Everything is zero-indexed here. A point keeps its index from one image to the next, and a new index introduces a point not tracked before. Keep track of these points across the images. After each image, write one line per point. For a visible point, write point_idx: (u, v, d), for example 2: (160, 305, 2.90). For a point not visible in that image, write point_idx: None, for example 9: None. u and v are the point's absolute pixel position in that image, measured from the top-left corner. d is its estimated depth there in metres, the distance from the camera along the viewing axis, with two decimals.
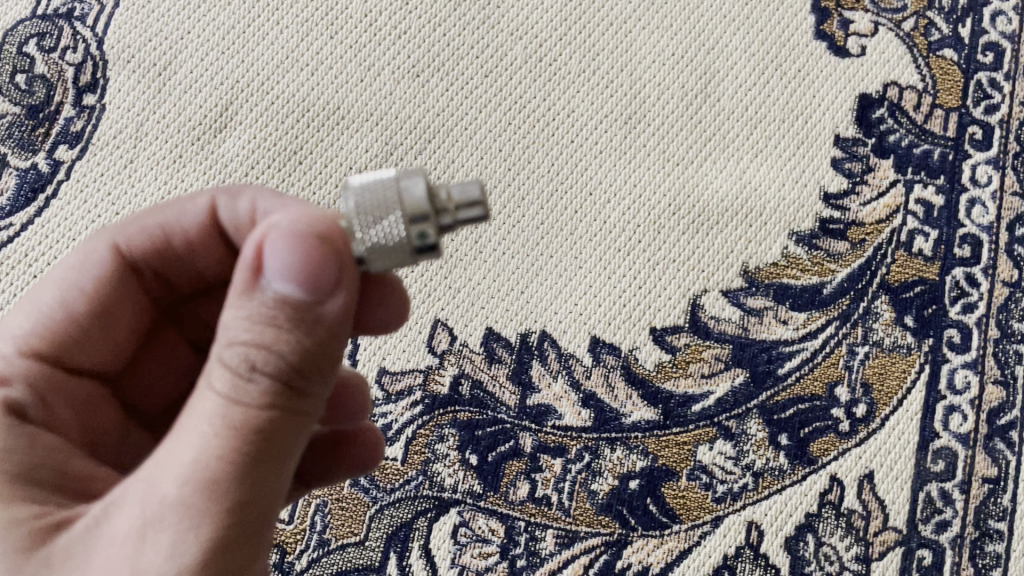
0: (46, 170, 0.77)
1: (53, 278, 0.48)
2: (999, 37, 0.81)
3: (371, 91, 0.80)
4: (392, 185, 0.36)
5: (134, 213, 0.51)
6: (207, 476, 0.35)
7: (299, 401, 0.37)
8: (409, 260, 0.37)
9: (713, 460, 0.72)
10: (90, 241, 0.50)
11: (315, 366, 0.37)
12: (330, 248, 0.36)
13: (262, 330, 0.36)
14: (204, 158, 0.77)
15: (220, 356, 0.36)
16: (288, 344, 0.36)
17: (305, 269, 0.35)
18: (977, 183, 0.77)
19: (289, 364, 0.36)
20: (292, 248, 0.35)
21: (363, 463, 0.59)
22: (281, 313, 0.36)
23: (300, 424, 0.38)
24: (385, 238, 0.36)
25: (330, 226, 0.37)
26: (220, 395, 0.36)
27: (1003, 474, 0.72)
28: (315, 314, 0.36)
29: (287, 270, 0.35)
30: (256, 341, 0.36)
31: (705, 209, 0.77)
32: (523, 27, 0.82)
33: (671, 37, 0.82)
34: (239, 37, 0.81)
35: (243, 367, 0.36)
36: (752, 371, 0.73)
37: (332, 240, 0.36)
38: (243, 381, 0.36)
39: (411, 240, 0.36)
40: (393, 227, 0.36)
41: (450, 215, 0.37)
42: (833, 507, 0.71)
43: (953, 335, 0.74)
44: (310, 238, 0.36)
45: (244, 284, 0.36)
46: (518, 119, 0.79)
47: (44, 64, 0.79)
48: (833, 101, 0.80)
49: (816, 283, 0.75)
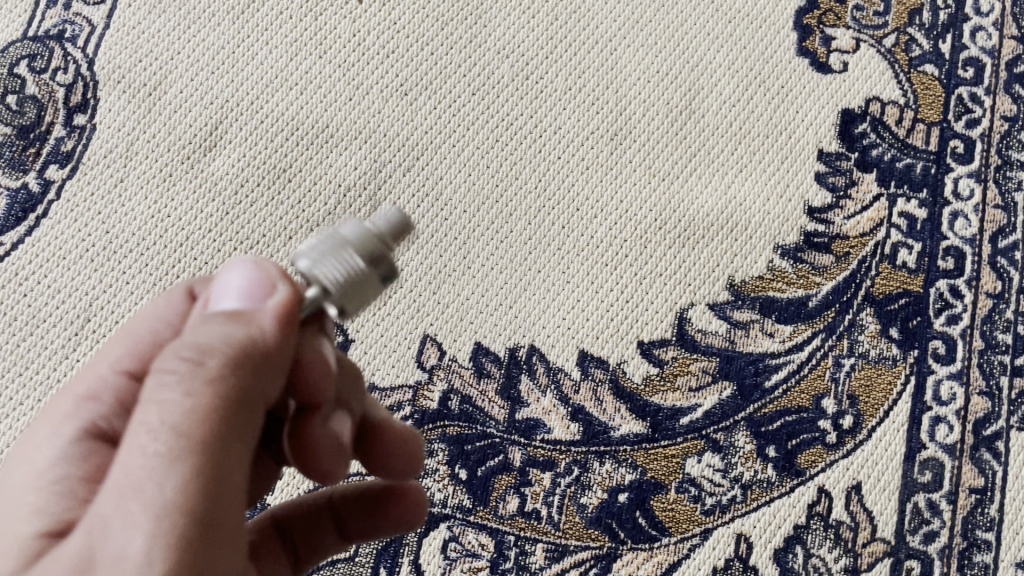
0: (37, 191, 0.77)
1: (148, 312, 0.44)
2: (979, 53, 0.82)
3: (359, 110, 0.81)
4: (330, 236, 0.40)
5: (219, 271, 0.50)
6: (133, 476, 0.34)
7: (228, 398, 0.36)
8: (370, 288, 0.40)
9: (702, 473, 0.72)
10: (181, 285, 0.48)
11: (249, 364, 0.37)
12: (263, 269, 0.40)
13: (193, 333, 0.37)
14: (194, 177, 0.78)
15: (163, 365, 0.36)
16: (214, 339, 0.37)
17: (253, 288, 0.40)
18: (960, 196, 0.78)
19: (214, 355, 0.36)
20: (242, 272, 0.40)
21: (405, 521, 0.57)
22: (214, 318, 0.38)
23: (246, 424, 0.37)
24: (343, 267, 0.39)
25: (267, 263, 0.41)
26: (147, 397, 0.35)
27: (989, 484, 0.72)
28: (248, 317, 0.38)
29: (235, 292, 0.40)
30: (184, 342, 0.37)
31: (691, 223, 0.78)
32: (510, 46, 0.83)
33: (656, 55, 0.83)
34: (228, 57, 0.81)
35: (183, 367, 0.36)
36: (739, 384, 0.74)
37: (266, 266, 0.41)
38: (167, 379, 0.36)
39: (364, 255, 0.40)
40: (346, 256, 0.39)
41: (381, 229, 0.41)
42: (821, 518, 0.71)
43: (938, 346, 0.75)
44: (252, 264, 0.41)
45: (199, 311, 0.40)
46: (507, 137, 0.80)
47: (35, 85, 0.80)
48: (817, 116, 0.81)
49: (801, 296, 0.76)
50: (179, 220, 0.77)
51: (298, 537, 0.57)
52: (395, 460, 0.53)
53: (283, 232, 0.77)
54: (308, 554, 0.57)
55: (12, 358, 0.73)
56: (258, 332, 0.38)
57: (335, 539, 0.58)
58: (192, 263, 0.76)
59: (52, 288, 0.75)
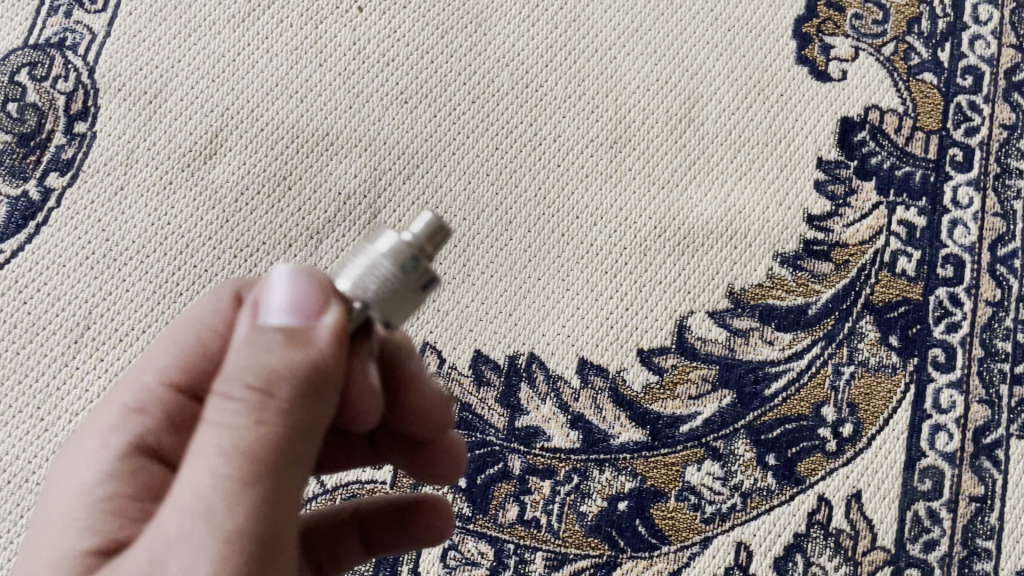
0: (37, 198, 0.77)
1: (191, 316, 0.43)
2: (978, 61, 0.83)
3: (360, 117, 0.81)
4: (367, 250, 0.38)
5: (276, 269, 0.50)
6: (202, 498, 0.34)
7: (293, 422, 0.36)
8: (416, 296, 0.38)
9: (702, 481, 0.72)
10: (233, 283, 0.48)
11: (312, 387, 0.36)
12: (315, 279, 0.38)
13: (252, 353, 0.36)
14: (194, 184, 0.78)
15: (224, 386, 0.36)
16: (276, 360, 0.36)
17: (302, 303, 0.37)
18: (959, 205, 0.78)
19: (280, 381, 0.36)
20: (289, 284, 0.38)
21: (431, 536, 0.58)
22: (268, 335, 0.37)
23: (306, 445, 0.37)
24: (385, 282, 0.37)
25: (312, 271, 0.39)
26: (211, 419, 0.36)
27: (990, 492, 0.72)
28: (304, 336, 0.37)
29: (282, 305, 0.37)
30: (245, 364, 0.36)
31: (691, 231, 0.78)
32: (510, 54, 0.83)
33: (656, 63, 0.83)
34: (227, 66, 0.82)
35: (247, 390, 0.35)
36: (739, 392, 0.74)
37: (319, 275, 0.38)
38: (232, 404, 0.35)
39: (403, 270, 0.37)
40: (386, 274, 0.37)
41: (419, 237, 0.37)
42: (821, 526, 0.71)
43: (938, 354, 0.75)
44: (303, 273, 0.38)
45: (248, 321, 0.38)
46: (507, 145, 0.80)
47: (36, 93, 0.80)
48: (816, 124, 0.81)
49: (801, 304, 0.76)
50: (179, 228, 0.77)
51: (319, 547, 0.56)
52: (440, 463, 0.56)
53: (282, 239, 0.77)
54: (330, 562, 0.57)
55: (11, 365, 0.73)
56: (320, 351, 0.37)
57: (357, 552, 0.57)
58: (192, 271, 0.76)
59: (51, 295, 0.75)
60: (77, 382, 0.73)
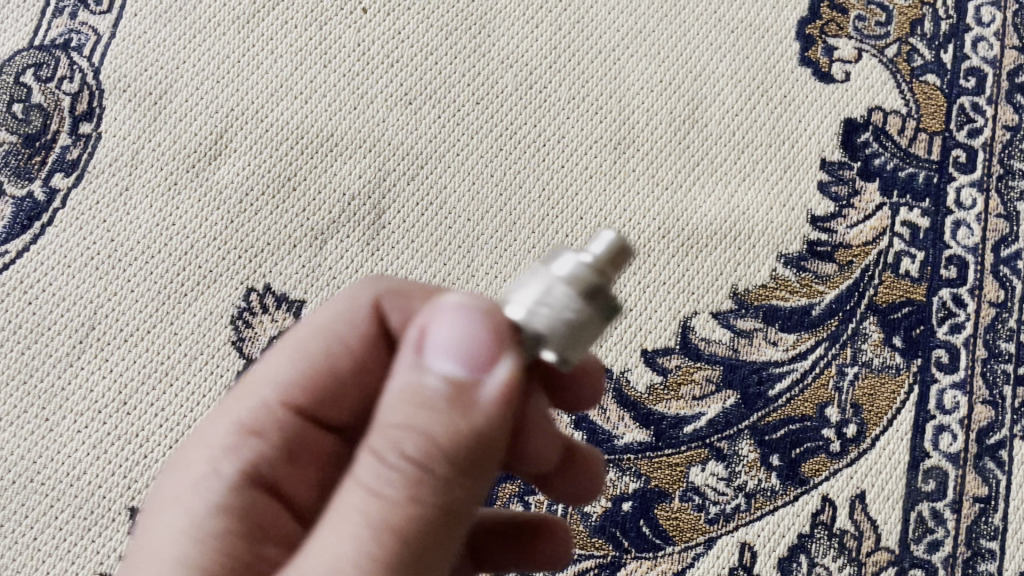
0: (43, 198, 0.77)
1: (315, 324, 0.45)
2: (981, 62, 0.83)
3: (364, 119, 0.81)
4: (542, 270, 0.36)
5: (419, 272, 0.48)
6: (345, 565, 0.34)
7: (446, 499, 0.35)
8: (594, 321, 0.35)
9: (706, 482, 0.72)
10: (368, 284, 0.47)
11: (471, 459, 0.35)
12: (490, 325, 0.36)
13: (415, 416, 0.35)
14: (199, 185, 0.78)
15: (378, 449, 0.35)
16: (438, 429, 0.34)
17: (472, 351, 0.35)
18: (962, 206, 0.78)
19: (439, 455, 0.34)
20: (459, 327, 0.36)
21: (548, 558, 0.59)
22: (433, 390, 0.35)
23: (458, 526, 0.36)
24: (562, 298, 0.35)
25: (490, 304, 0.36)
26: (364, 481, 0.35)
27: (993, 493, 0.72)
28: (470, 396, 0.35)
29: (450, 348, 0.36)
30: (405, 427, 0.35)
31: (695, 232, 0.78)
32: (514, 55, 0.83)
33: (659, 64, 0.84)
34: (232, 67, 0.82)
35: (399, 457, 0.35)
36: (743, 392, 0.74)
37: (494, 318, 0.36)
38: (386, 470, 0.35)
39: (583, 284, 0.35)
40: (563, 288, 0.35)
41: (599, 257, 0.36)
42: (825, 527, 0.71)
43: (942, 355, 0.75)
44: (480, 313, 0.36)
45: (410, 361, 0.36)
46: (511, 146, 0.81)
47: (41, 94, 0.80)
48: (820, 126, 0.82)
49: (805, 305, 0.76)
50: (184, 229, 0.77)
51: None
52: (575, 484, 0.57)
53: (287, 240, 0.77)
54: None
55: (16, 365, 0.73)
56: (483, 419, 0.35)
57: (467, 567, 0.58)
58: (196, 271, 0.76)
59: (56, 295, 0.75)
60: (82, 381, 0.73)
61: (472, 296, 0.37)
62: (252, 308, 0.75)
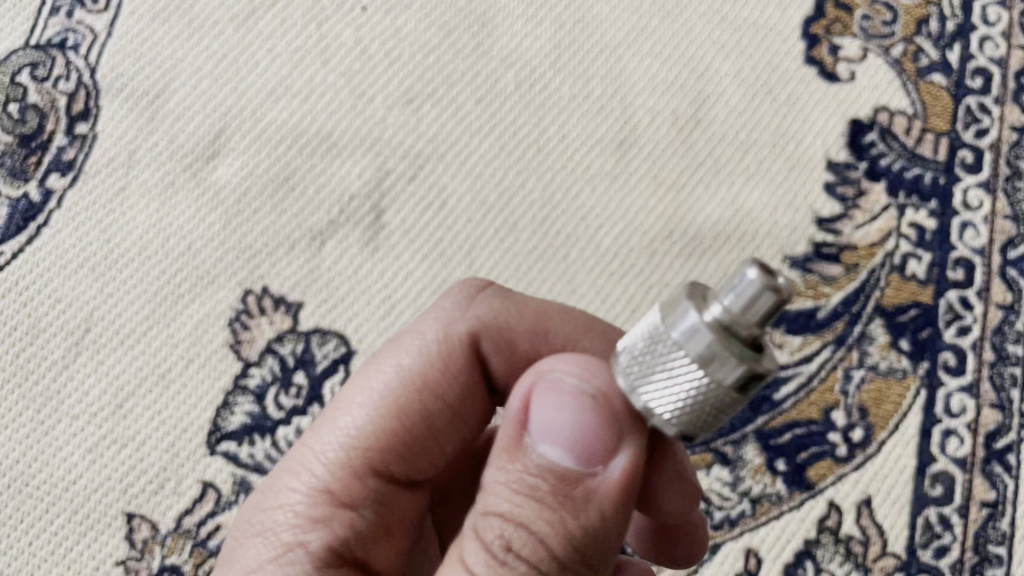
0: (39, 200, 0.76)
1: (403, 367, 0.47)
2: (987, 63, 0.82)
3: (364, 117, 0.80)
4: (659, 330, 0.35)
5: (516, 297, 0.50)
6: None
7: None
8: (708, 389, 0.34)
9: (711, 487, 0.71)
10: (460, 313, 0.48)
11: (584, 559, 0.36)
12: (602, 413, 0.37)
13: (526, 507, 0.36)
14: (196, 186, 0.77)
15: (484, 536, 0.36)
16: (545, 524, 0.36)
17: (581, 438, 0.36)
18: (968, 207, 0.77)
19: (548, 549, 0.36)
20: (564, 411, 0.36)
21: None
22: (541, 478, 0.36)
23: None
24: (669, 370, 0.35)
25: (605, 389, 0.37)
26: (472, 571, 0.36)
27: (1001, 498, 0.70)
28: (581, 488, 0.36)
29: (557, 433, 0.36)
30: (517, 518, 0.36)
31: (699, 233, 0.77)
32: (516, 54, 0.83)
33: (663, 64, 0.83)
34: (230, 65, 0.81)
35: (505, 550, 0.36)
36: (748, 395, 0.73)
37: (608, 406, 0.37)
38: (498, 563, 0.36)
39: (688, 357, 0.34)
40: (671, 359, 0.35)
41: (724, 322, 0.33)
42: (831, 533, 0.70)
43: (948, 358, 0.73)
44: (588, 399, 0.37)
45: (513, 441, 0.37)
46: (512, 145, 0.80)
47: (36, 93, 0.78)
48: (825, 124, 0.81)
49: (811, 307, 0.75)
50: (181, 229, 0.76)
51: None
52: (671, 548, 0.55)
53: (286, 240, 0.76)
54: None
55: (11, 368, 0.72)
56: (596, 514, 0.36)
57: None
58: (193, 272, 0.75)
59: (51, 297, 0.74)
60: (77, 384, 0.72)
61: (587, 370, 0.38)
62: (248, 311, 0.73)
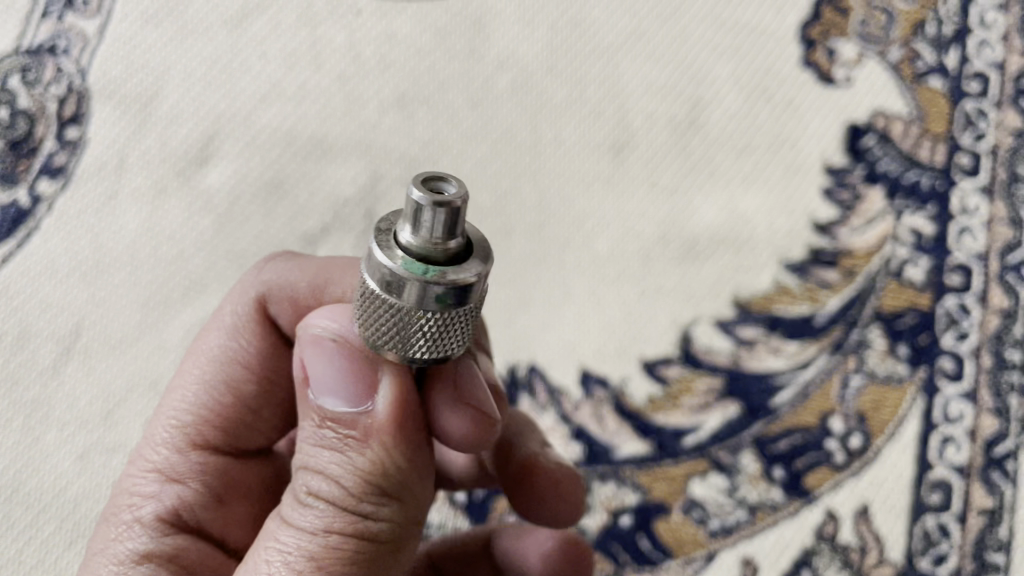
0: (27, 206, 0.74)
1: (212, 347, 0.56)
2: (985, 67, 0.80)
3: (357, 123, 0.80)
4: (359, 275, 0.38)
5: (276, 263, 0.58)
6: None
7: (365, 522, 0.41)
8: (403, 320, 0.37)
9: (706, 494, 0.69)
10: (238, 287, 0.57)
11: (380, 491, 0.41)
12: (346, 356, 0.43)
13: (323, 456, 0.42)
14: (188, 191, 0.77)
15: (295, 485, 0.42)
16: (339, 464, 0.41)
17: (349, 379, 0.42)
18: (966, 212, 0.76)
19: (350, 483, 0.41)
20: (335, 363, 0.43)
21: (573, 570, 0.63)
22: (329, 421, 0.42)
23: (390, 545, 0.42)
24: (375, 311, 0.38)
25: (334, 343, 0.43)
26: (291, 519, 0.42)
27: (1000, 505, 0.68)
28: (362, 424, 0.42)
29: (330, 381, 0.42)
30: (318, 468, 0.42)
31: (696, 239, 0.78)
32: (511, 59, 0.83)
33: (660, 69, 0.84)
34: (223, 71, 0.81)
35: (310, 493, 0.42)
36: (745, 402, 0.71)
37: (345, 345, 0.43)
38: (302, 507, 0.42)
39: (379, 301, 0.37)
40: (373, 302, 0.37)
41: (384, 272, 0.36)
42: (829, 541, 0.68)
43: (946, 364, 0.72)
44: (331, 349, 0.43)
45: (302, 400, 0.44)
46: (507, 152, 0.80)
47: (27, 98, 0.77)
48: (819, 127, 0.82)
49: (807, 312, 0.74)
50: (173, 234, 0.75)
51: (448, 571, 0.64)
52: (552, 504, 0.61)
53: (277, 246, 0.75)
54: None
55: None
56: (378, 445, 0.42)
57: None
58: (183, 278, 0.74)
59: (34, 304, 0.72)
60: (55, 392, 0.69)
61: (337, 321, 0.44)
62: None
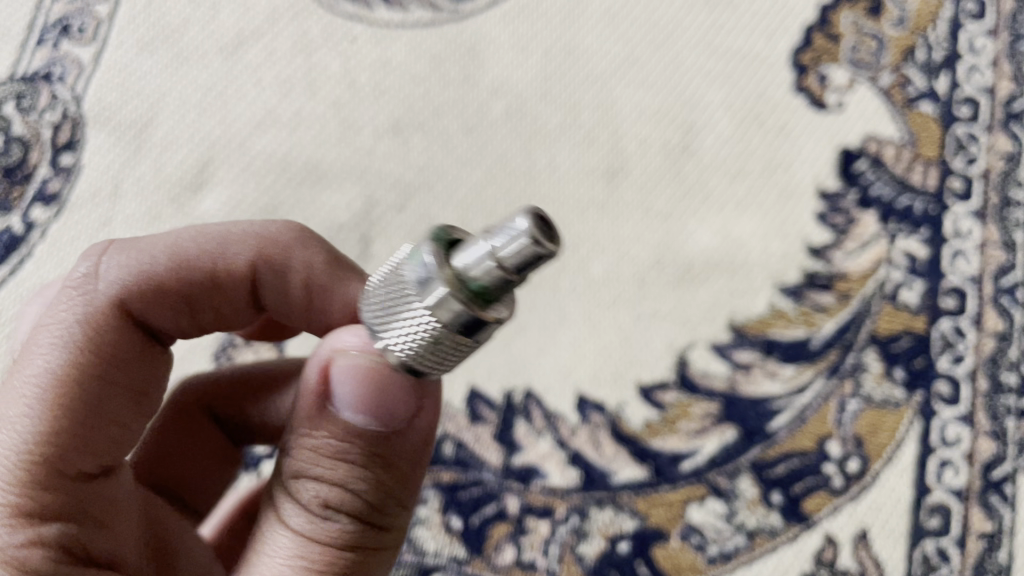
0: (21, 232, 0.74)
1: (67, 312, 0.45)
2: (975, 93, 0.81)
3: (352, 149, 0.80)
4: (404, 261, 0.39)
5: (143, 245, 0.48)
6: None
7: (370, 534, 0.43)
8: (410, 322, 0.38)
9: (704, 520, 0.69)
10: (86, 287, 0.46)
11: (388, 503, 0.43)
12: (380, 379, 0.42)
13: (336, 470, 0.42)
14: (182, 218, 0.77)
15: (299, 493, 0.43)
16: (353, 481, 0.42)
17: (379, 403, 0.42)
18: (959, 235, 0.76)
19: (362, 500, 0.42)
20: (365, 383, 0.42)
21: None
22: (349, 441, 0.42)
23: (386, 550, 0.45)
24: (395, 300, 0.39)
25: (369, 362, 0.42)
26: (296, 527, 0.43)
27: (998, 529, 0.68)
28: (390, 447, 0.42)
29: (358, 403, 0.42)
30: (328, 479, 0.42)
31: (690, 263, 0.78)
32: (505, 84, 0.83)
33: (653, 94, 0.84)
34: (217, 98, 0.81)
35: (320, 506, 0.42)
36: (742, 426, 0.71)
37: (382, 369, 0.42)
38: (317, 519, 0.42)
39: (405, 291, 0.38)
40: (400, 291, 0.39)
41: (422, 264, 0.37)
42: (827, 566, 0.68)
43: (943, 387, 0.72)
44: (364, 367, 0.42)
45: (319, 409, 0.42)
46: (502, 177, 0.80)
47: (22, 125, 0.77)
48: (813, 152, 0.82)
49: (804, 336, 0.74)
50: None
51: None
52: None
53: None
54: None
55: None
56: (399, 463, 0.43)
57: None
58: None
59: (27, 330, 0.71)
60: None
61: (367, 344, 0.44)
62: (233, 343, 0.71)
